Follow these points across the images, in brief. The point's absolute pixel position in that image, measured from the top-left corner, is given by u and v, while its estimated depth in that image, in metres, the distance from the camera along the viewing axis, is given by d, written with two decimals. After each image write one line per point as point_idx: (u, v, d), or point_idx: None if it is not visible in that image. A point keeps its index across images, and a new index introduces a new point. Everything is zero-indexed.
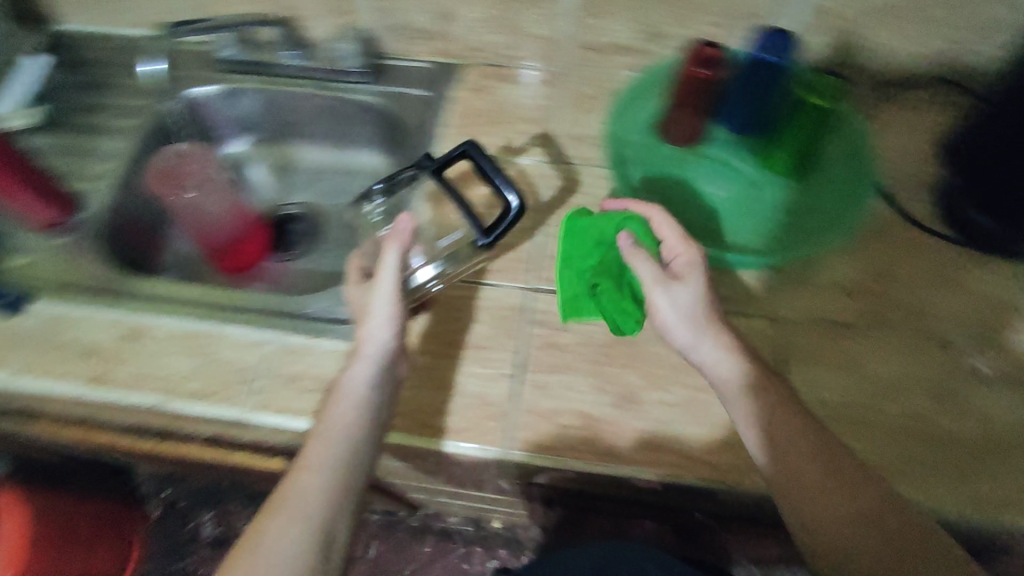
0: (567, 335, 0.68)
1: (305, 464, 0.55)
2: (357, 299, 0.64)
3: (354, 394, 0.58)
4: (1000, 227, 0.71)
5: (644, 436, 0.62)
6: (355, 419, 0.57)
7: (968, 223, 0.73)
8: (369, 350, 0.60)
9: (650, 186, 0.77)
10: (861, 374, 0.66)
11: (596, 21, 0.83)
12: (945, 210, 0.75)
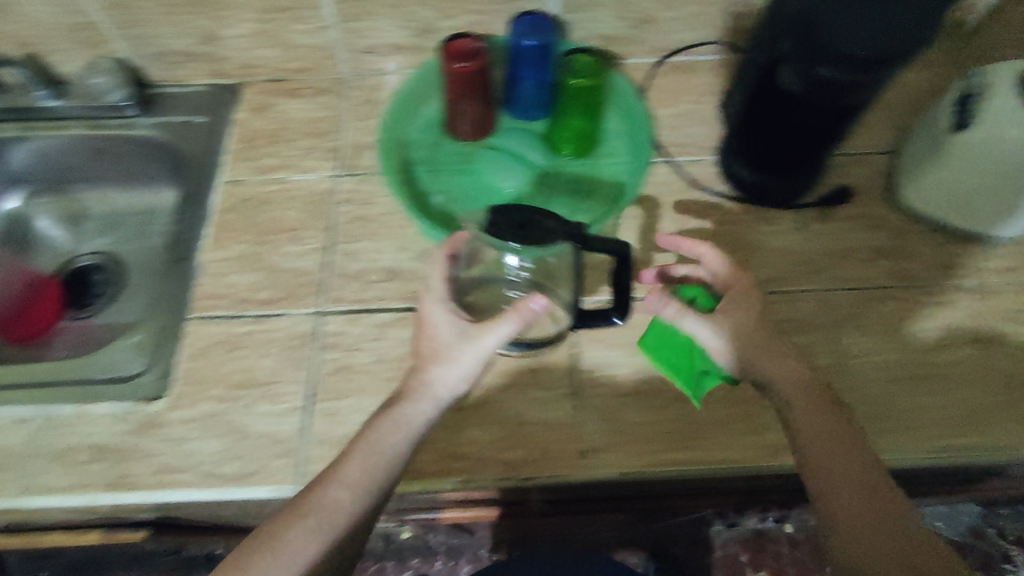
0: (359, 355, 0.67)
1: (286, 532, 0.50)
2: (429, 337, 0.59)
3: (412, 428, 0.56)
4: (772, 181, 0.74)
5: (438, 446, 0.62)
6: (351, 493, 0.52)
7: (742, 182, 0.76)
8: (440, 392, 0.58)
9: (437, 185, 0.76)
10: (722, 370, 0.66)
11: (358, 24, 0.77)
12: (723, 170, 0.77)
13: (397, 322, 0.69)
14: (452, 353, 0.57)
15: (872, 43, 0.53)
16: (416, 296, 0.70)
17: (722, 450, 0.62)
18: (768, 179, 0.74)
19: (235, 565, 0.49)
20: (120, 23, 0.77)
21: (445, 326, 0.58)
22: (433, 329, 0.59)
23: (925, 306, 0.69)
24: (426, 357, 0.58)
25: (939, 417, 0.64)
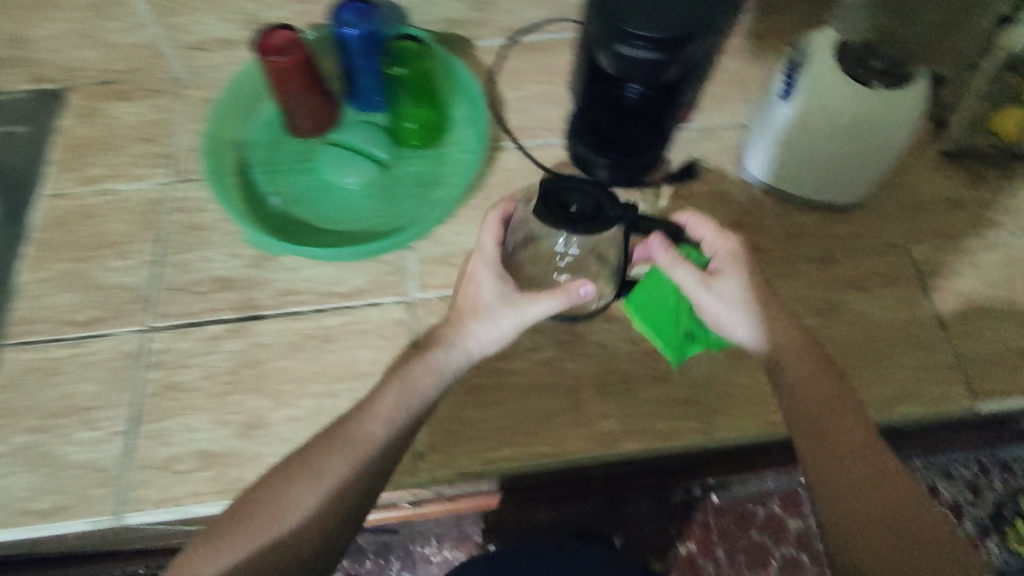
0: (188, 373, 0.65)
1: (317, 470, 0.49)
2: (477, 292, 0.56)
3: (412, 402, 0.52)
4: (625, 164, 0.71)
5: (269, 461, 0.62)
6: (386, 430, 0.51)
7: (598, 169, 0.73)
8: (472, 346, 0.55)
9: (276, 186, 0.73)
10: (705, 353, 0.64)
11: (179, 18, 0.73)
12: (578, 159, 0.73)
13: (228, 333, 0.66)
14: (490, 317, 0.54)
15: (655, 23, 0.52)
16: (248, 305, 0.68)
17: (552, 441, 0.62)
18: (624, 163, 0.71)
19: (252, 502, 0.49)
20: None
21: (471, 289, 0.55)
22: (477, 286, 0.55)
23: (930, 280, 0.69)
24: (466, 310, 0.55)
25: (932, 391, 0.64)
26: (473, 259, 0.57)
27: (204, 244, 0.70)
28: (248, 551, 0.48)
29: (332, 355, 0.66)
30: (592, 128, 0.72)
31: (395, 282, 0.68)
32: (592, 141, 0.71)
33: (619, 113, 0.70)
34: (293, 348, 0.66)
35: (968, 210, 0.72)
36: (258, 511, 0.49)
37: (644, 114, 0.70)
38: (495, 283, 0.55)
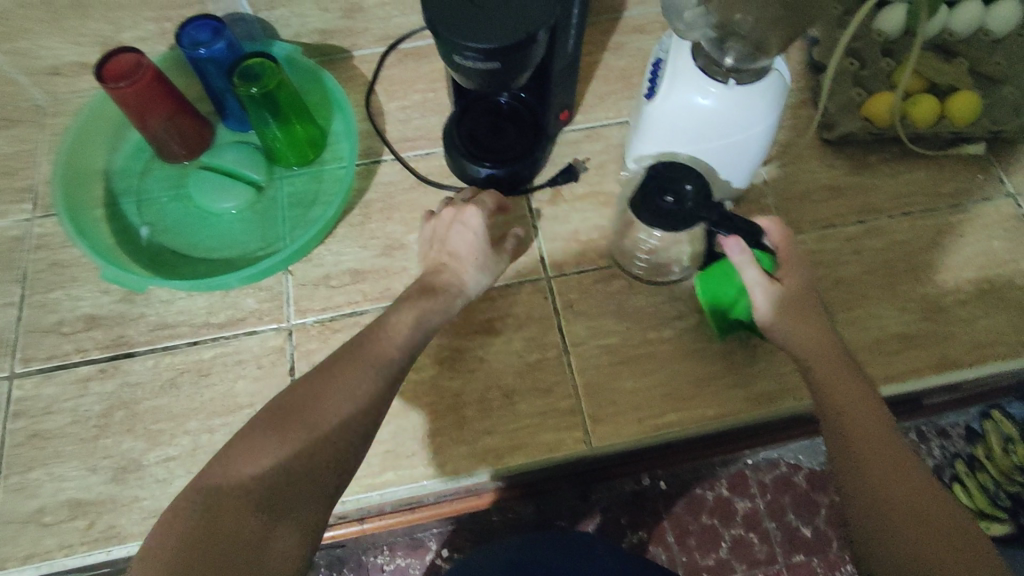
0: (54, 419, 0.61)
1: (342, 385, 0.44)
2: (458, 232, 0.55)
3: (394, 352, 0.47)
4: (507, 171, 0.67)
5: (144, 506, 0.58)
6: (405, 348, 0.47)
7: (481, 180, 0.69)
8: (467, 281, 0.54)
9: (147, 216, 0.71)
10: (660, 354, 0.64)
11: (28, 44, 0.69)
12: (460, 171, 0.69)
13: (98, 374, 0.63)
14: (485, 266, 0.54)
15: (481, 33, 0.51)
16: (118, 343, 0.65)
17: (434, 464, 0.60)
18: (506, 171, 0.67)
19: (281, 411, 0.43)
20: None
21: (462, 234, 0.54)
22: (473, 233, 0.54)
23: (904, 250, 0.70)
24: (459, 255, 0.54)
25: (926, 352, 0.65)
26: (458, 210, 0.56)
27: (71, 279, 0.68)
28: (285, 457, 0.41)
29: (208, 389, 0.63)
30: (469, 136, 0.69)
31: (272, 308, 0.66)
32: (468, 152, 0.68)
33: (495, 119, 0.69)
34: (166, 385, 0.63)
35: (851, 194, 0.72)
36: (286, 418, 0.43)
37: (522, 119, 0.69)
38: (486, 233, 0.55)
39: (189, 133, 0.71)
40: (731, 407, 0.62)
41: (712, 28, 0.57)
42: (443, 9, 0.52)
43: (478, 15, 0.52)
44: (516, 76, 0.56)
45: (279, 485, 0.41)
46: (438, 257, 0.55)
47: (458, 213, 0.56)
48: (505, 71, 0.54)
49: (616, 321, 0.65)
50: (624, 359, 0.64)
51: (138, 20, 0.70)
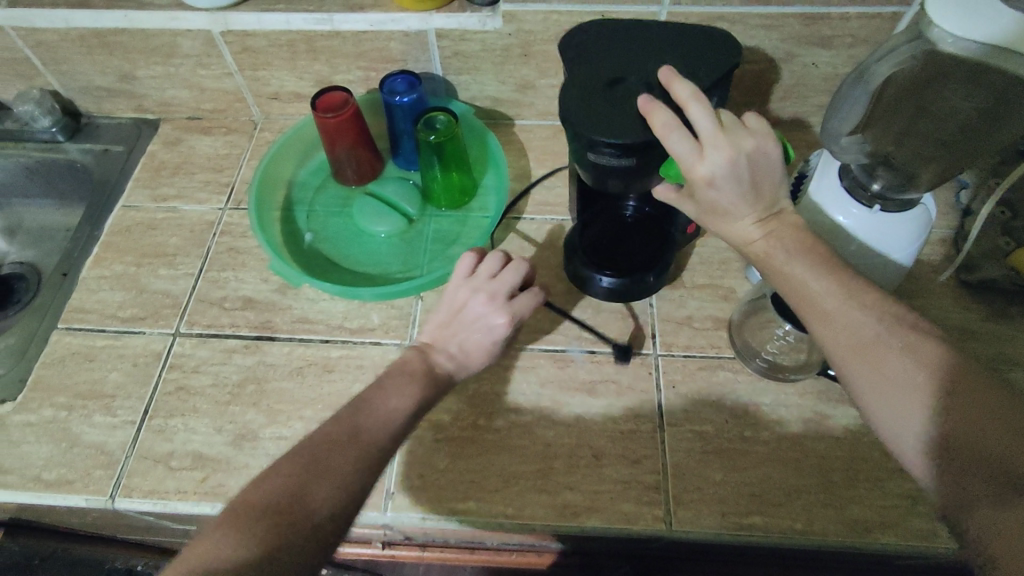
0: (199, 378, 0.70)
1: (324, 473, 0.47)
2: (474, 324, 0.60)
3: (375, 429, 0.52)
4: (628, 282, 0.69)
5: (252, 473, 0.64)
6: (390, 423, 0.53)
7: (601, 288, 0.71)
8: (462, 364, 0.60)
9: (312, 225, 0.81)
10: (753, 454, 0.63)
11: (263, 73, 0.85)
12: (579, 281, 0.72)
13: (243, 348, 0.71)
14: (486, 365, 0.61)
15: (616, 126, 0.53)
16: (265, 325, 0.73)
17: (511, 505, 0.62)
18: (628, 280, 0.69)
19: (269, 491, 0.46)
20: (44, 59, 0.84)
21: (479, 336, 0.60)
22: (492, 341, 0.60)
23: None
24: (469, 355, 0.60)
25: None
26: (489, 308, 0.61)
27: (242, 264, 0.78)
28: (258, 546, 0.43)
29: (329, 384, 0.69)
30: (591, 247, 0.72)
31: (399, 325, 0.73)
32: (589, 260, 0.71)
33: (618, 231, 0.73)
34: (295, 371, 0.70)
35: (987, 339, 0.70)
36: (274, 502, 0.45)
37: (649, 229, 0.73)
38: (499, 343, 0.60)
39: (365, 165, 0.82)
40: (822, 527, 0.60)
41: (866, 154, 0.59)
42: (582, 110, 0.55)
43: (611, 112, 0.54)
44: (648, 177, 0.58)
45: (261, 564, 0.42)
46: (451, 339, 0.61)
47: (487, 311, 0.61)
48: (641, 166, 0.56)
49: (714, 412, 0.66)
50: (716, 451, 0.64)
51: (351, 67, 0.83)
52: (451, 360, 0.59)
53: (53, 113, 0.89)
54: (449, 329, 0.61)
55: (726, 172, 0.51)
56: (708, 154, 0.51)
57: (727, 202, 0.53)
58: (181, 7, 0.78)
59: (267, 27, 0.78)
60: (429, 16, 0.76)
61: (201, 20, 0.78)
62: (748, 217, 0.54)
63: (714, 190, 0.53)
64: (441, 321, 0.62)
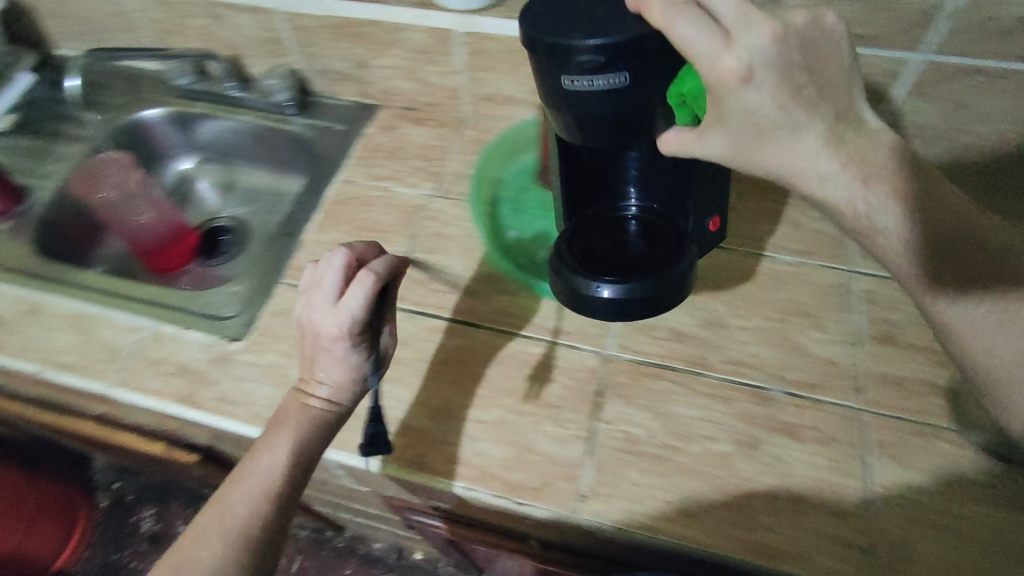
0: (406, 350, 0.74)
1: (213, 527, 0.59)
2: (315, 337, 0.63)
3: (254, 488, 0.60)
4: (635, 285, 0.61)
5: (451, 450, 0.67)
6: (256, 486, 0.60)
7: (604, 300, 0.62)
8: (336, 378, 0.64)
9: (516, 223, 0.85)
10: (967, 534, 0.59)
11: (488, 75, 0.89)
12: (567, 294, 0.64)
13: (447, 330, 0.75)
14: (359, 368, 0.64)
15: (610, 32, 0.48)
16: (468, 312, 0.77)
17: (703, 533, 0.61)
18: (632, 285, 0.61)
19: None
20: (297, 40, 0.93)
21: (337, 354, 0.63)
22: (343, 350, 0.63)
23: None
24: (335, 367, 0.64)
25: None
26: (315, 325, 0.62)
27: (449, 250, 0.83)
28: None
29: (526, 378, 0.71)
30: (588, 258, 0.65)
31: (596, 334, 0.74)
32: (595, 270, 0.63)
33: (620, 243, 0.68)
34: (494, 361, 0.73)
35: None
36: (177, 562, 0.57)
37: (660, 236, 0.68)
38: (343, 354, 0.63)
39: None
40: None
41: None
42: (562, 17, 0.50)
43: (597, 15, 0.49)
44: (653, 117, 0.55)
45: None
46: (311, 362, 0.65)
47: (315, 328, 0.63)
48: (631, 87, 0.51)
49: (926, 481, 0.63)
50: (922, 523, 0.60)
51: None
52: (328, 396, 0.64)
53: (290, 88, 0.98)
54: (310, 343, 0.64)
55: (767, 57, 0.46)
56: (737, 41, 0.46)
57: (768, 111, 0.48)
58: (433, 7, 0.83)
59: (508, 32, 0.82)
60: None
61: (449, 20, 0.83)
62: (810, 132, 0.48)
63: (754, 89, 0.47)
64: (304, 335, 0.65)
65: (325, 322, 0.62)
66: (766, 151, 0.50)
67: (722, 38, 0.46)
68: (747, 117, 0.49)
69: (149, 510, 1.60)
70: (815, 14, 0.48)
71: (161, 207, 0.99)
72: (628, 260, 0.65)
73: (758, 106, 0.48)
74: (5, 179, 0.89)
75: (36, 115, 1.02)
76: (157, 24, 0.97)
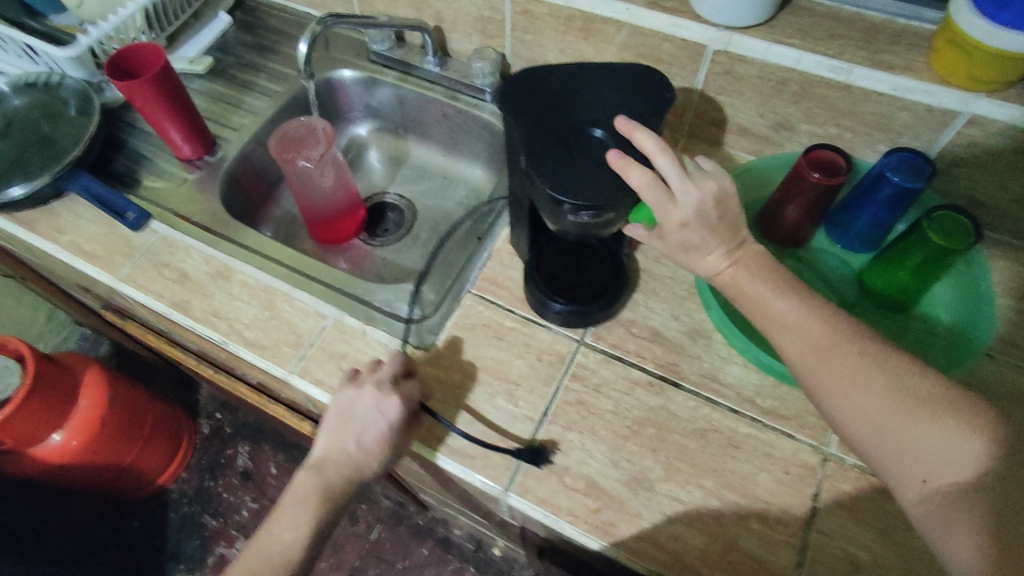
0: (600, 398, 0.68)
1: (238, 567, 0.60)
2: (365, 407, 0.64)
3: (277, 545, 0.61)
4: (579, 307, 0.70)
5: (644, 526, 0.61)
6: (283, 534, 0.62)
7: (553, 313, 0.71)
8: (365, 457, 0.63)
9: None
10: None
11: (727, 99, 0.79)
12: (533, 296, 0.72)
13: (647, 384, 0.69)
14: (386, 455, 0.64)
15: (593, 192, 0.54)
16: (671, 368, 0.70)
17: None
18: (583, 307, 0.70)
19: None
20: (518, 25, 0.84)
21: (377, 429, 0.63)
22: (385, 431, 0.63)
23: None
24: (368, 443, 0.63)
25: None
26: (375, 398, 0.63)
27: (652, 291, 0.75)
28: None
29: (734, 460, 0.64)
30: (545, 274, 0.72)
31: (816, 425, 0.65)
32: (555, 289, 0.71)
33: (570, 259, 0.74)
34: (698, 433, 0.65)
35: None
36: None
37: (602, 259, 0.74)
38: (390, 435, 0.63)
39: (809, 231, 0.74)
40: None
41: None
42: (553, 160, 0.56)
43: (585, 159, 0.56)
44: (615, 220, 0.58)
45: None
46: (346, 438, 0.64)
47: (374, 402, 0.63)
48: (612, 220, 0.57)
49: None
50: None
51: (830, 122, 0.75)
52: (348, 464, 0.63)
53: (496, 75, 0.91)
54: (348, 417, 0.64)
55: (701, 212, 0.56)
56: (679, 200, 0.55)
57: (694, 238, 0.58)
58: (688, 15, 0.73)
59: (771, 59, 0.71)
60: (973, 98, 0.64)
61: (704, 34, 0.72)
62: (715, 250, 0.58)
63: (687, 230, 0.57)
64: (342, 410, 0.64)
65: (382, 400, 0.63)
66: (690, 258, 0.60)
67: (665, 193, 0.55)
68: (679, 243, 0.59)
69: (245, 446, 1.63)
70: (722, 181, 0.57)
71: (343, 175, 0.90)
72: (580, 283, 0.72)
73: (688, 232, 0.57)
74: (203, 130, 0.86)
75: (230, 59, 1.00)
76: None
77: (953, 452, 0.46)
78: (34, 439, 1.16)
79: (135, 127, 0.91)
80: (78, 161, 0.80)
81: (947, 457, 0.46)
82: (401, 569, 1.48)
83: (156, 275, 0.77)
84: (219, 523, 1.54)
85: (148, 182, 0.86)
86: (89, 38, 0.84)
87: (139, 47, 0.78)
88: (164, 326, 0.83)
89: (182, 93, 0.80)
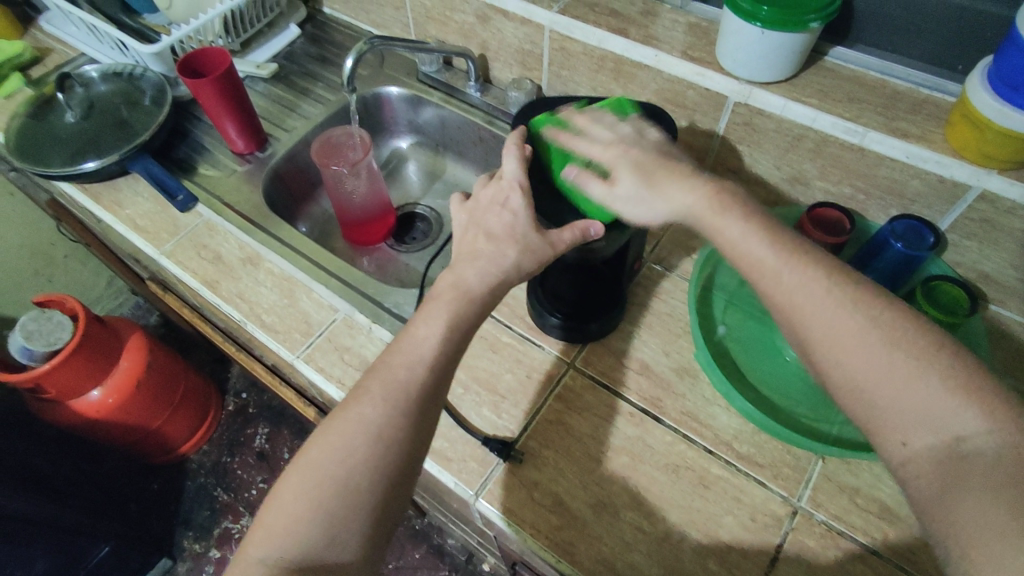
0: (581, 421, 0.70)
1: (354, 415, 0.52)
2: (490, 197, 0.62)
3: (415, 357, 0.54)
4: (613, 314, 0.74)
5: (603, 548, 0.62)
6: (417, 357, 0.54)
7: (585, 331, 0.74)
8: (499, 252, 0.58)
9: (728, 317, 0.76)
10: None
11: (746, 150, 0.81)
12: (534, 310, 0.76)
13: (627, 414, 0.71)
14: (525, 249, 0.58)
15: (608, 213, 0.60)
16: (653, 403, 0.71)
17: None
18: (615, 314, 0.74)
19: (324, 435, 0.52)
20: (555, 61, 0.89)
21: (505, 219, 0.59)
22: (516, 215, 0.59)
23: None
24: (502, 235, 0.59)
25: None
26: (497, 189, 0.62)
27: (648, 326, 0.78)
28: (316, 480, 0.50)
29: (701, 500, 0.65)
30: (554, 299, 0.75)
31: (791, 477, 0.66)
32: (584, 311, 0.74)
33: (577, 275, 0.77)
34: (670, 468, 0.67)
35: None
36: (343, 427, 0.51)
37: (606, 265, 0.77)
38: (522, 215, 0.59)
39: None
40: None
41: None
42: None
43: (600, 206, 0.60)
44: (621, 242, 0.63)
45: (332, 494, 0.49)
46: (475, 238, 0.60)
47: (498, 193, 0.61)
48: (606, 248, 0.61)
49: None
50: None
51: (844, 181, 0.76)
52: (481, 285, 0.57)
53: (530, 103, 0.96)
54: (476, 215, 0.62)
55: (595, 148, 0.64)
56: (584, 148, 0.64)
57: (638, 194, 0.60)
58: (714, 66, 0.75)
59: (788, 115, 0.73)
60: (986, 173, 0.64)
61: (726, 85, 0.75)
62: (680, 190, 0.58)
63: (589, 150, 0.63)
64: (474, 209, 0.62)
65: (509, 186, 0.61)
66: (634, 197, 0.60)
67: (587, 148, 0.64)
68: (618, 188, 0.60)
69: (264, 428, 1.71)
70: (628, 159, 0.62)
71: (376, 183, 0.96)
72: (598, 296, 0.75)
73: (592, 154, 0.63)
74: (255, 127, 0.94)
75: (294, 67, 1.09)
76: (425, 11, 0.98)
77: (950, 433, 0.41)
78: (75, 392, 1.26)
79: (199, 120, 1.00)
80: (143, 145, 0.89)
81: (941, 434, 0.42)
82: (392, 569, 1.51)
83: (195, 255, 0.84)
84: (229, 498, 1.62)
85: (202, 170, 0.95)
86: (171, 37, 0.94)
87: (208, 51, 0.87)
88: (197, 302, 0.91)
89: (242, 93, 0.88)
